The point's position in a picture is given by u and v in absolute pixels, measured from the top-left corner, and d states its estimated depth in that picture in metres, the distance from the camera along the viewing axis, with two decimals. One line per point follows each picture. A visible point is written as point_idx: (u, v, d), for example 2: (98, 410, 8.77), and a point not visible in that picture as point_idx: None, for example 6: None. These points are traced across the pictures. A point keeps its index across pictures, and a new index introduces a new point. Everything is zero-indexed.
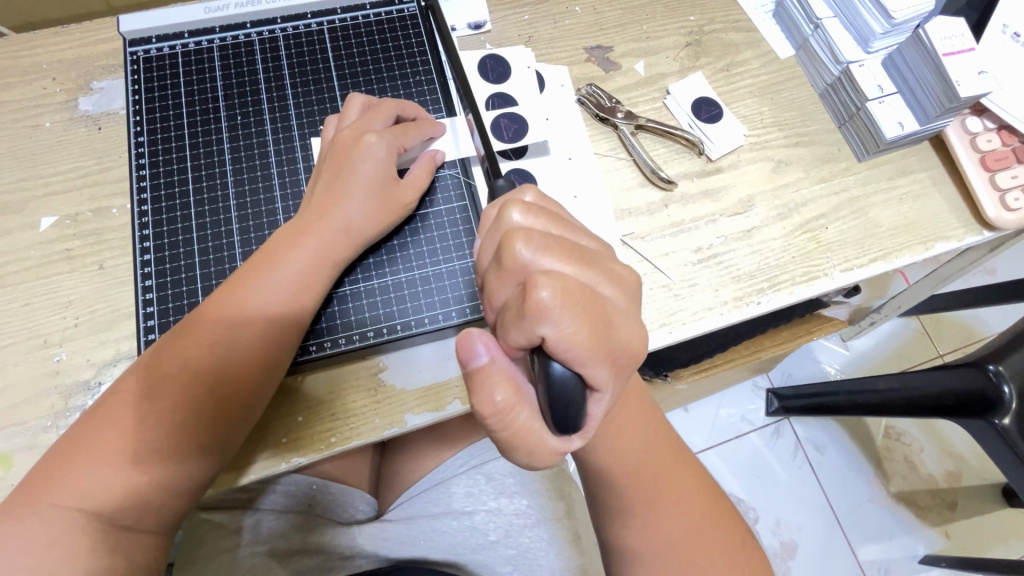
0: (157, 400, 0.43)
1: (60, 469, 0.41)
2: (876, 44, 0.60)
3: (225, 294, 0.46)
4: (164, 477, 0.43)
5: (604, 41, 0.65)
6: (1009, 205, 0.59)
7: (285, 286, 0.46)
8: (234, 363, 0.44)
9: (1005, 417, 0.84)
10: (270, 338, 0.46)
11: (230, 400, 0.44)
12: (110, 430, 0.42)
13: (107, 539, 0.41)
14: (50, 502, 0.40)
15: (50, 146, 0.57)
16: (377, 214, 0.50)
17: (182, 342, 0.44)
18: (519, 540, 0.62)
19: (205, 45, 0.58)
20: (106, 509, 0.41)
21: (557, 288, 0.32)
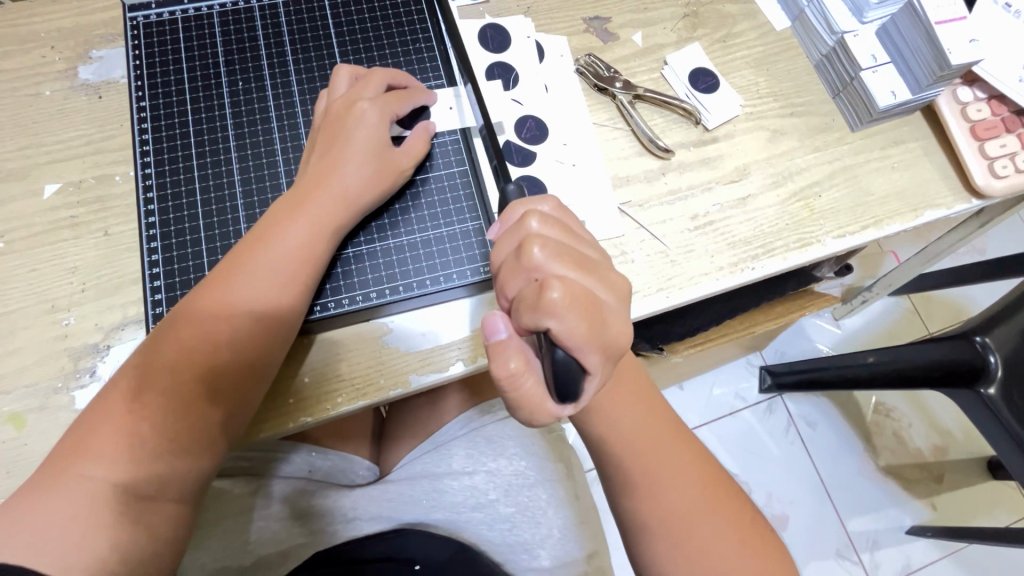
0: (165, 376, 0.44)
1: (80, 443, 0.42)
2: (870, 14, 0.61)
3: (231, 267, 0.47)
4: (185, 442, 0.43)
5: (602, 12, 0.66)
6: (997, 173, 0.60)
7: (290, 255, 0.47)
8: (246, 329, 0.46)
9: (990, 387, 0.89)
10: (279, 304, 0.47)
11: (241, 367, 0.46)
12: (119, 411, 0.43)
13: (129, 509, 0.41)
14: (74, 474, 0.41)
15: (52, 114, 0.57)
16: (376, 180, 0.51)
17: (193, 314, 0.45)
18: (519, 499, 0.64)
19: (205, 11, 0.58)
20: (127, 480, 0.41)
21: (566, 290, 0.35)
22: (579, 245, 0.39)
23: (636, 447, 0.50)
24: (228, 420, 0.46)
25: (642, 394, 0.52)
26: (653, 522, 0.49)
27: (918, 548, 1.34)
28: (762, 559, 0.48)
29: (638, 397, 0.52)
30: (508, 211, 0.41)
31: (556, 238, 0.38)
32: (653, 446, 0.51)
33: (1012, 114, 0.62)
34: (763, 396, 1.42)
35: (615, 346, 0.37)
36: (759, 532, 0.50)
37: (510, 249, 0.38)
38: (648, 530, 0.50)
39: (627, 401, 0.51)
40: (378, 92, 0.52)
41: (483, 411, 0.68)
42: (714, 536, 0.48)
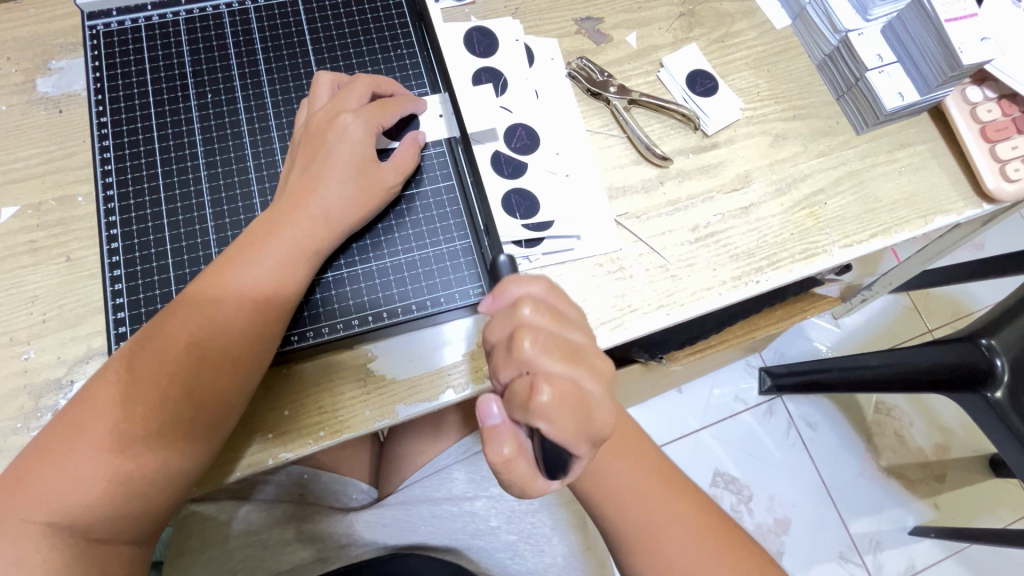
0: (133, 398, 0.41)
1: (28, 480, 0.39)
2: (876, 11, 0.58)
3: (197, 293, 0.43)
4: (142, 483, 0.40)
5: (594, 12, 0.62)
6: (1009, 176, 0.58)
7: (261, 282, 0.44)
8: (212, 363, 0.42)
9: (996, 390, 0.87)
10: (248, 335, 0.43)
11: (214, 395, 0.42)
12: (86, 432, 0.40)
13: (80, 554, 0.39)
14: (18, 518, 0.38)
15: (8, 131, 0.53)
16: (364, 197, 0.48)
17: (155, 345, 0.42)
18: (522, 525, 0.60)
19: (171, 18, 0.54)
20: (79, 524, 0.39)
21: (556, 392, 0.34)
22: (569, 328, 0.38)
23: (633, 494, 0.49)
24: (198, 448, 0.42)
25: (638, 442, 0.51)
26: None
27: (921, 549, 1.33)
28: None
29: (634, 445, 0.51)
30: (500, 290, 0.37)
31: (546, 325, 0.37)
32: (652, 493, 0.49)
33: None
34: (763, 398, 1.40)
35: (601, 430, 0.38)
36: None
37: (501, 330, 0.37)
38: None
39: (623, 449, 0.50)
40: (362, 102, 0.49)
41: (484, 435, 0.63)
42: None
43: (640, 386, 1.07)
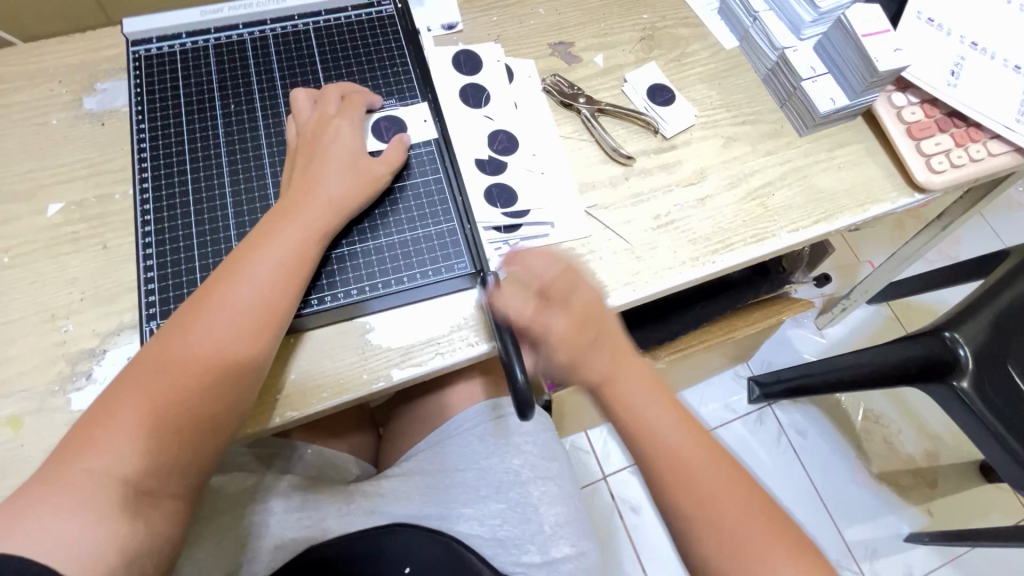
0: (174, 364, 0.47)
1: (82, 444, 0.43)
2: (807, 31, 0.67)
3: (226, 273, 0.50)
4: (186, 439, 0.46)
5: (565, 38, 0.72)
6: (934, 169, 0.65)
7: (280, 259, 0.51)
8: (241, 330, 0.48)
9: (963, 378, 0.93)
10: (271, 305, 0.50)
11: (246, 353, 0.49)
12: (133, 397, 0.45)
13: (131, 506, 0.43)
14: (78, 474, 0.42)
15: (57, 141, 0.62)
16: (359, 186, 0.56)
17: (191, 320, 0.48)
18: (510, 495, 0.64)
19: (201, 44, 0.63)
20: (131, 477, 0.44)
21: (510, 310, 0.53)
22: (579, 280, 0.53)
23: (645, 420, 0.51)
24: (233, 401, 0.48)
25: (634, 364, 0.53)
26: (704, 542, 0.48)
27: (918, 555, 1.33)
28: (794, 547, 0.47)
29: (635, 369, 0.53)
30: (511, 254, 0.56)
31: (521, 271, 0.54)
32: (669, 433, 0.51)
33: (944, 115, 0.68)
34: (753, 407, 1.44)
35: (596, 372, 0.52)
36: (780, 518, 0.49)
37: (530, 274, 0.54)
38: (682, 523, 0.49)
39: (624, 374, 0.52)
40: (344, 108, 0.59)
41: (476, 411, 0.68)
42: (741, 520, 0.48)
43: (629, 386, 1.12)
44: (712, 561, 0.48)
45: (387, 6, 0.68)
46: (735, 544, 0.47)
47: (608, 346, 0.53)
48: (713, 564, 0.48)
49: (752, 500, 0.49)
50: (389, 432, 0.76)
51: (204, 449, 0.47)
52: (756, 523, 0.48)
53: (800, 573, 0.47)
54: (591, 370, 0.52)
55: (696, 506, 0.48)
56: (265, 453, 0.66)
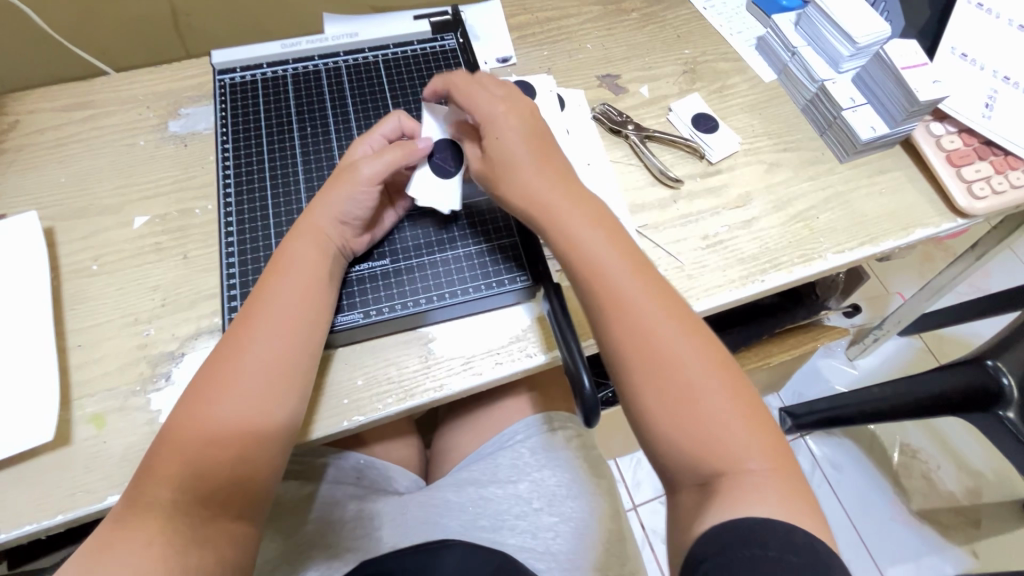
0: (214, 393, 0.47)
1: (146, 478, 0.44)
2: (845, 65, 0.72)
3: (256, 299, 0.51)
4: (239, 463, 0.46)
5: (612, 71, 0.77)
6: (975, 195, 0.67)
7: (306, 277, 0.52)
8: (275, 348, 0.49)
9: (1009, 409, 0.92)
10: (302, 321, 0.51)
11: (286, 365, 0.49)
12: (184, 428, 0.46)
13: (197, 531, 0.44)
14: (146, 508, 0.43)
15: (143, 160, 0.66)
16: (368, 198, 0.54)
17: (226, 347, 0.49)
18: (562, 509, 0.64)
19: (281, 73, 0.68)
20: (194, 504, 0.45)
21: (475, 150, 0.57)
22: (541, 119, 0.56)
23: (596, 268, 0.51)
24: (284, 409, 0.49)
25: (592, 211, 0.53)
26: (649, 395, 0.48)
27: None
28: (743, 411, 0.47)
29: (589, 213, 0.52)
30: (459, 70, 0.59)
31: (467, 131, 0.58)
32: (622, 277, 0.50)
33: (982, 144, 0.70)
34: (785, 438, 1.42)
35: (521, 193, 0.53)
36: (750, 397, 0.48)
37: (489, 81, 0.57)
38: (624, 370, 0.49)
39: (571, 217, 0.52)
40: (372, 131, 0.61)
41: (530, 423, 0.70)
42: (692, 377, 0.48)
43: None
44: (653, 413, 0.48)
45: (450, 41, 0.72)
46: (679, 402, 0.47)
47: (563, 187, 0.53)
48: (653, 416, 0.48)
49: (709, 362, 0.48)
50: (438, 447, 0.77)
51: (267, 459, 0.48)
52: (713, 392, 0.47)
53: (752, 437, 0.46)
54: (524, 192, 0.53)
55: (642, 355, 0.48)
56: (318, 463, 0.66)
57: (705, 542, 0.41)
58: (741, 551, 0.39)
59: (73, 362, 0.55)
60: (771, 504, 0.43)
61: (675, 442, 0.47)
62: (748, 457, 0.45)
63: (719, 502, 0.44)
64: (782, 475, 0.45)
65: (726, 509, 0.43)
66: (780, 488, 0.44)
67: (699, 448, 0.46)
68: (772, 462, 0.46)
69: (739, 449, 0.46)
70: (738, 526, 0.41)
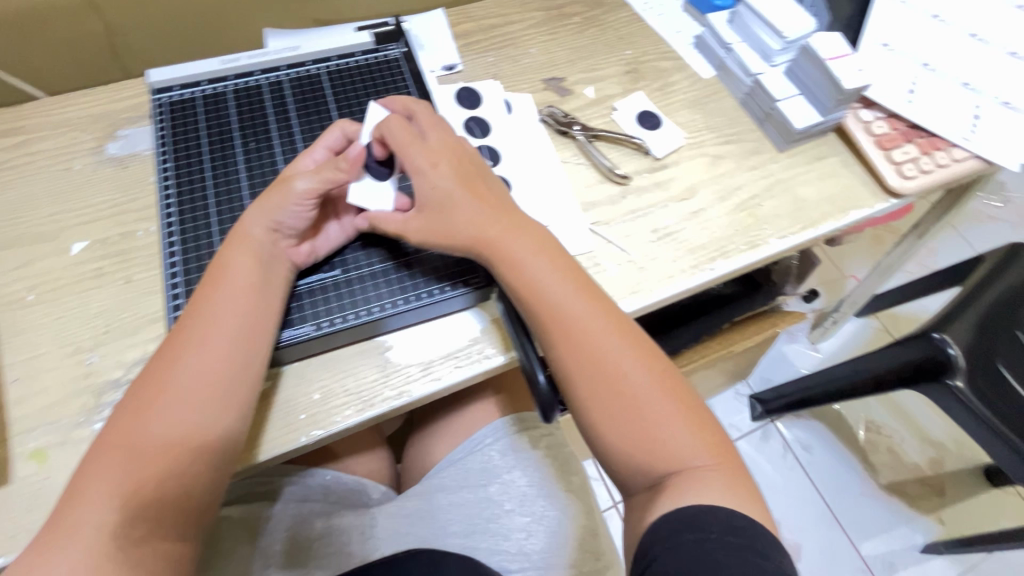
0: (145, 419, 0.46)
1: (70, 502, 0.43)
2: (777, 58, 0.75)
3: (192, 316, 0.50)
4: (175, 484, 0.45)
5: (557, 74, 0.79)
6: (905, 175, 0.71)
7: (244, 293, 0.51)
8: (212, 365, 0.48)
9: (957, 377, 0.96)
10: (239, 335, 0.50)
11: (221, 381, 0.48)
12: (113, 449, 0.45)
13: (123, 556, 0.42)
14: (67, 535, 0.41)
15: (80, 185, 0.64)
16: (303, 210, 0.54)
17: (161, 367, 0.48)
18: (534, 508, 0.64)
19: (221, 90, 0.67)
20: (122, 528, 0.43)
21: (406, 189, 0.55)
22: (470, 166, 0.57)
23: (542, 295, 0.52)
24: (221, 425, 0.47)
25: (536, 240, 0.54)
26: (595, 408, 0.50)
27: (935, 567, 1.32)
28: (684, 412, 0.50)
29: (536, 241, 0.54)
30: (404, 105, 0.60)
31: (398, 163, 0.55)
32: (567, 300, 0.52)
33: (908, 127, 0.74)
34: (756, 424, 1.45)
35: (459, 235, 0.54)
36: (694, 403, 0.51)
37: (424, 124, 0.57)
38: (573, 387, 0.51)
39: (516, 248, 0.53)
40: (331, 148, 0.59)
41: (500, 425, 0.70)
42: (636, 388, 0.50)
43: None
44: (601, 426, 0.50)
45: (394, 50, 0.72)
46: (624, 414, 0.49)
47: (507, 225, 0.54)
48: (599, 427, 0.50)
49: (651, 370, 0.51)
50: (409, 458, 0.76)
51: (205, 478, 0.47)
52: (657, 402, 0.49)
53: (695, 442, 0.49)
54: (470, 226, 0.54)
55: (590, 372, 0.50)
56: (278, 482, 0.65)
57: (653, 529, 0.44)
58: (683, 536, 0.42)
59: (11, 398, 0.53)
60: (716, 492, 0.46)
61: (623, 450, 0.49)
62: (691, 456, 0.48)
63: (667, 496, 0.47)
64: (726, 467, 0.48)
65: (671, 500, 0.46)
66: (723, 478, 0.47)
67: (644, 453, 0.48)
68: (714, 454, 0.49)
69: (686, 452, 0.48)
70: (680, 514, 0.44)
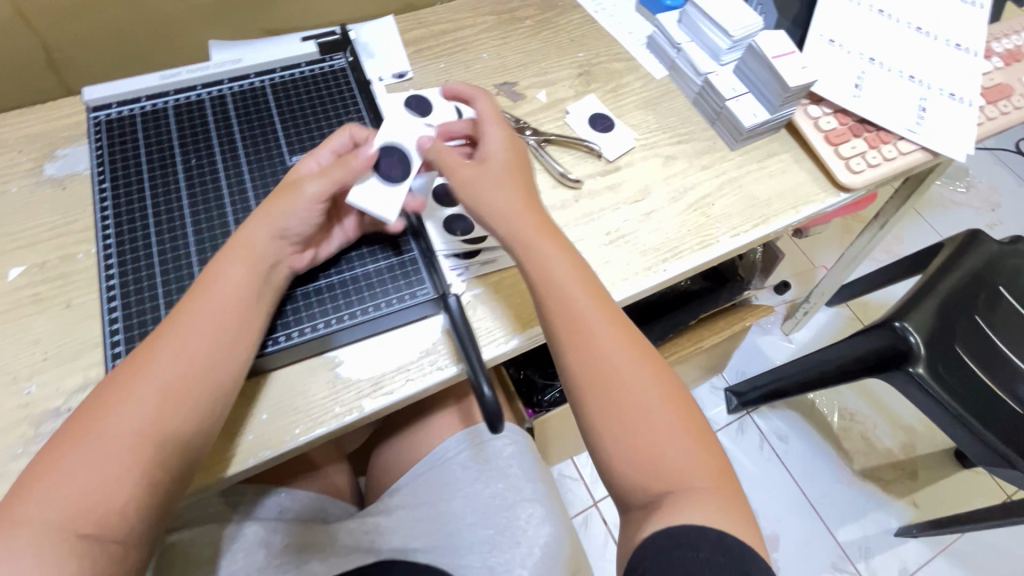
0: (123, 412, 0.45)
1: (32, 489, 0.43)
2: (726, 57, 0.75)
3: (180, 314, 0.50)
4: (142, 481, 0.44)
5: (509, 78, 0.78)
6: (853, 169, 0.72)
7: (232, 293, 0.50)
8: (198, 364, 0.48)
9: (919, 365, 0.98)
10: (225, 335, 0.49)
11: (201, 377, 0.48)
12: (86, 439, 0.44)
13: (76, 549, 0.41)
14: (23, 523, 0.41)
15: (18, 208, 0.62)
16: (308, 213, 0.53)
17: (145, 361, 0.47)
18: (498, 520, 0.63)
19: (161, 106, 0.65)
20: (79, 521, 0.42)
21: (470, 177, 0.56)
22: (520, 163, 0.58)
23: (562, 294, 0.52)
24: (198, 421, 0.47)
25: (563, 251, 0.54)
26: (602, 419, 0.50)
27: (910, 549, 1.34)
28: (688, 428, 0.50)
29: (563, 254, 0.54)
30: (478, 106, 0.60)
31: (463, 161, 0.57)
32: (589, 313, 0.52)
33: (856, 122, 0.75)
34: (733, 417, 1.47)
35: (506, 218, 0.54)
36: (699, 425, 0.50)
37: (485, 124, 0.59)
38: (579, 389, 0.51)
39: (545, 245, 0.53)
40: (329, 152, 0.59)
41: (461, 437, 0.70)
42: (645, 404, 0.50)
43: None
44: (606, 437, 0.49)
45: (340, 60, 0.72)
46: (628, 428, 0.49)
47: (544, 228, 0.55)
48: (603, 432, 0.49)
49: (657, 381, 0.51)
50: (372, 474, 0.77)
51: (173, 477, 0.46)
52: (663, 419, 0.49)
53: (696, 463, 0.48)
54: (506, 218, 0.54)
55: (603, 382, 0.50)
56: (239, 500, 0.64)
57: (642, 547, 0.44)
58: (674, 554, 0.42)
59: None
60: (710, 512, 0.45)
61: (622, 463, 0.49)
62: (689, 476, 0.47)
63: (659, 515, 0.46)
64: (723, 491, 0.48)
65: (663, 519, 0.45)
66: (719, 499, 0.47)
67: (644, 469, 0.48)
68: (712, 474, 0.48)
69: (687, 472, 0.48)
70: (665, 534, 0.44)
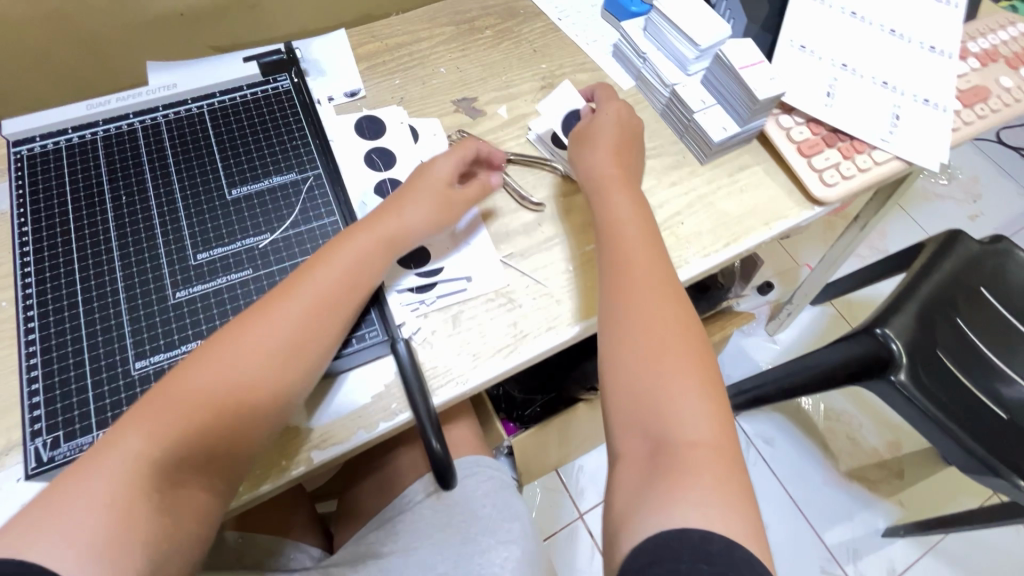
0: (235, 366, 0.45)
1: (117, 428, 0.41)
2: (693, 67, 0.72)
3: (294, 286, 0.50)
4: (227, 446, 0.44)
5: (469, 94, 0.74)
6: (826, 182, 0.69)
7: (340, 278, 0.51)
8: (311, 344, 0.48)
9: (900, 372, 0.97)
10: (332, 318, 0.50)
11: (307, 352, 0.48)
12: (192, 385, 0.43)
13: (157, 496, 0.40)
14: (106, 460, 0.39)
15: None
16: (419, 214, 0.56)
17: (261, 325, 0.47)
18: (470, 567, 0.58)
19: (89, 138, 0.61)
20: (160, 466, 0.41)
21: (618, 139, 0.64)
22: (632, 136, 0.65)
23: (622, 236, 0.57)
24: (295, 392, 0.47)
25: (648, 240, 0.56)
26: (636, 371, 0.50)
27: (898, 549, 1.33)
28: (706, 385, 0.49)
29: (648, 246, 0.56)
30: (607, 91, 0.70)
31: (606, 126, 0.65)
32: (651, 284, 0.53)
33: (830, 131, 0.72)
34: None
35: (593, 170, 0.62)
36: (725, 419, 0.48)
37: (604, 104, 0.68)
38: (613, 330, 0.53)
39: (614, 195, 0.60)
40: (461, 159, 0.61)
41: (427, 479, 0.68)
42: (673, 368, 0.49)
43: (589, 416, 1.12)
44: (625, 379, 0.50)
45: (284, 82, 0.68)
46: (646, 385, 0.49)
47: (620, 190, 0.60)
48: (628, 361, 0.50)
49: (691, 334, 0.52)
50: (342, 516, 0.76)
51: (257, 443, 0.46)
52: (685, 384, 0.48)
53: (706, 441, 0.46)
54: (599, 171, 0.61)
55: (647, 335, 0.51)
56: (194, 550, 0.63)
57: None
58: None
59: None
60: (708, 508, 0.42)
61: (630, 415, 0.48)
62: (689, 450, 0.45)
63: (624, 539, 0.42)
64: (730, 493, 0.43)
65: (659, 507, 0.42)
66: (718, 471, 0.44)
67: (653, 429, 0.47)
68: (719, 448, 0.46)
69: (692, 450, 0.45)
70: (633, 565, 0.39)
